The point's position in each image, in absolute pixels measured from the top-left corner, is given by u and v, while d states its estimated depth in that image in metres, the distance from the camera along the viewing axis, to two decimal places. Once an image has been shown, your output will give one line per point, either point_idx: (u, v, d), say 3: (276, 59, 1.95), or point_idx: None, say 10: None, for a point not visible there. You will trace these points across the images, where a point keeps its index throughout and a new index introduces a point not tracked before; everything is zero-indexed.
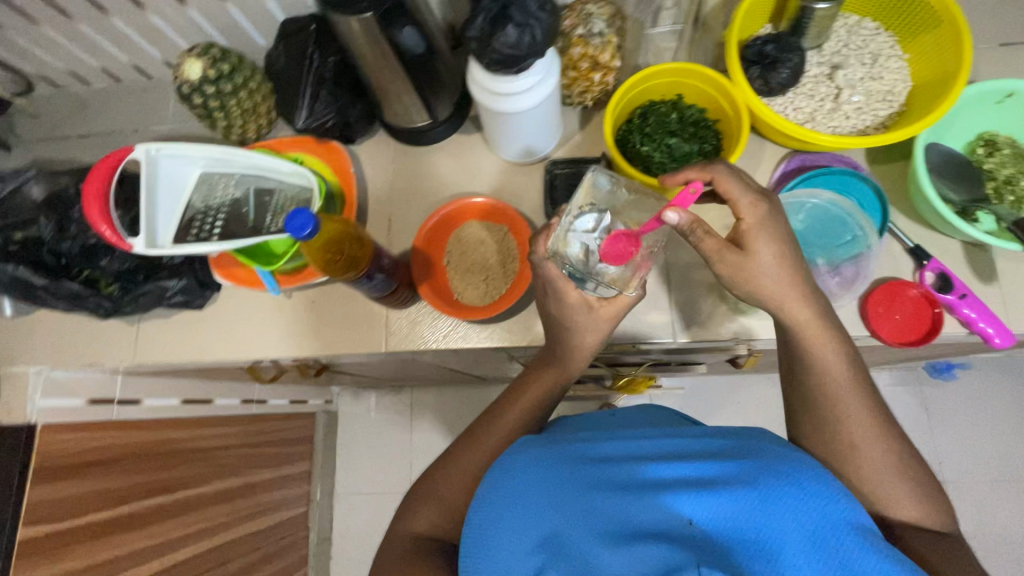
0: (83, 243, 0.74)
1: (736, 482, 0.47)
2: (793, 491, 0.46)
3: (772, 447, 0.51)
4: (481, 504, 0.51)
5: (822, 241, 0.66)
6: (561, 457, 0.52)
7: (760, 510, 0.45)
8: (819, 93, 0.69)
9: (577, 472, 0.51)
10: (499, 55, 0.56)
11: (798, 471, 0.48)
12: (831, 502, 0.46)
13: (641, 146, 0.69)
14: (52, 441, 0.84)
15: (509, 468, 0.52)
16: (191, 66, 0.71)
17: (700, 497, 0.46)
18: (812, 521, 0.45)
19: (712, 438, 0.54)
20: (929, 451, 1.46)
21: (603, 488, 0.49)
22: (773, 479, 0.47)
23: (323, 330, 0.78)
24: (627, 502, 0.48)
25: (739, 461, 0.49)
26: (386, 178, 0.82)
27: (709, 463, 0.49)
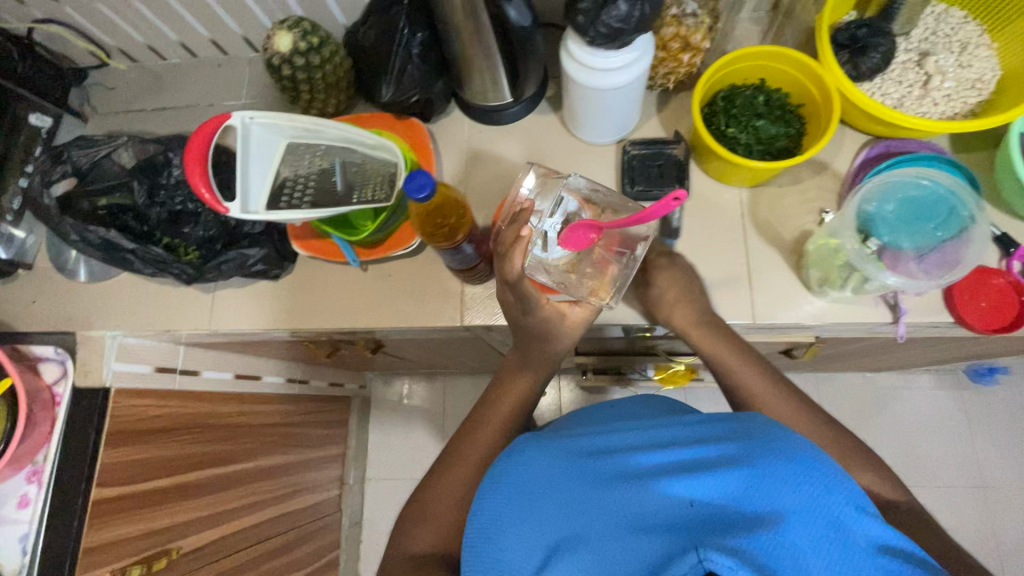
0: (170, 209, 0.76)
1: (730, 462, 0.47)
2: (784, 464, 0.46)
3: (763, 426, 0.51)
4: (483, 505, 0.52)
5: (916, 224, 0.63)
6: (561, 455, 0.54)
7: (753, 483, 0.45)
8: (908, 79, 0.69)
9: (578, 466, 0.52)
10: (606, 29, 0.57)
11: (786, 445, 0.48)
12: (827, 475, 0.46)
13: (727, 127, 0.70)
14: (125, 406, 0.85)
15: (510, 466, 0.54)
16: (281, 38, 0.72)
17: (695, 480, 0.47)
18: (808, 495, 0.44)
19: (710, 423, 0.55)
20: (970, 456, 1.44)
21: (603, 481, 0.50)
22: (768, 457, 0.46)
23: (396, 303, 0.80)
24: (625, 491, 0.48)
25: (735, 443, 0.50)
26: (461, 156, 0.83)
27: (705, 449, 0.50)
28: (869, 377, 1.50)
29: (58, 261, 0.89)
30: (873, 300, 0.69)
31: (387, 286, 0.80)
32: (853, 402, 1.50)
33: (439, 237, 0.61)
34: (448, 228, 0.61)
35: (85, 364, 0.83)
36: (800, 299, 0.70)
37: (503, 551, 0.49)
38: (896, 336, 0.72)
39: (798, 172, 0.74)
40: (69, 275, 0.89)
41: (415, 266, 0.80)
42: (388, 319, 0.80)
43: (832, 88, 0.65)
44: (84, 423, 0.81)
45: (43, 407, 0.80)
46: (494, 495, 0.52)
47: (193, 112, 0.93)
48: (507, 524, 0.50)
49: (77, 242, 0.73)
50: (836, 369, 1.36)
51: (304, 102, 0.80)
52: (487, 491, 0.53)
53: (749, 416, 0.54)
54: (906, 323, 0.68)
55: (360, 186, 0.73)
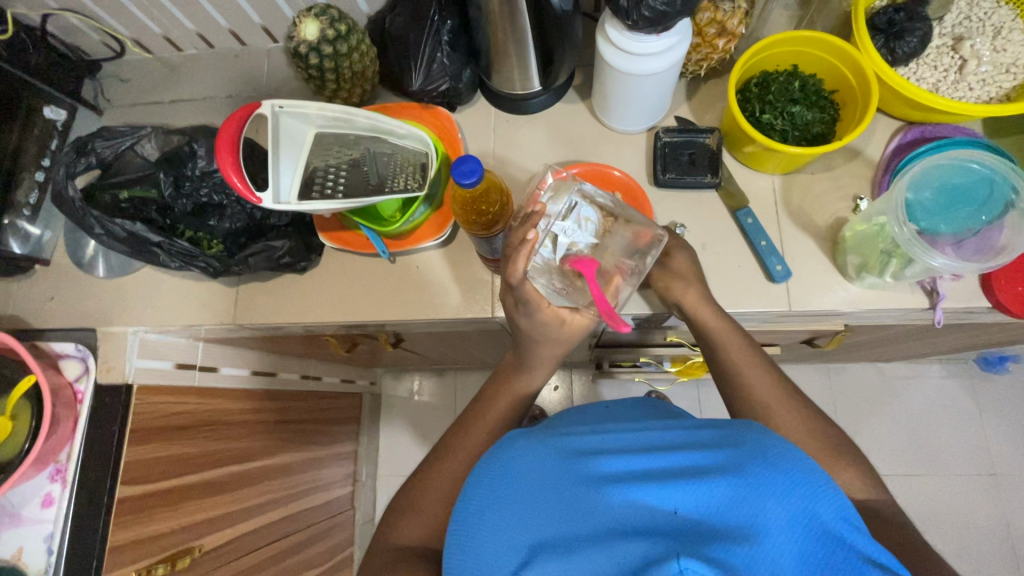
0: (196, 201, 0.74)
1: (718, 471, 0.47)
2: (771, 478, 0.46)
3: (753, 437, 0.51)
4: (473, 503, 0.51)
5: (953, 208, 0.64)
6: (548, 453, 0.53)
7: (739, 494, 0.45)
8: (943, 64, 0.69)
9: (565, 465, 0.51)
10: (650, 12, 0.56)
11: (774, 458, 0.48)
12: (812, 491, 0.46)
13: (762, 113, 0.69)
14: (147, 403, 0.84)
15: (498, 465, 0.54)
16: (308, 26, 0.70)
17: (680, 487, 0.46)
18: (791, 510, 0.45)
19: (699, 430, 0.55)
20: (981, 444, 1.45)
21: (589, 481, 0.49)
22: (756, 469, 0.47)
23: (424, 296, 0.79)
24: (610, 493, 0.47)
25: (723, 451, 0.50)
26: (487, 146, 0.82)
27: (694, 456, 0.50)
28: (881, 367, 1.51)
29: (76, 256, 0.87)
30: (910, 286, 0.68)
31: (414, 278, 0.79)
32: (864, 392, 1.50)
33: (479, 226, 0.60)
34: (488, 216, 0.60)
35: (107, 361, 0.82)
36: (834, 286, 0.70)
37: (485, 551, 0.48)
38: (931, 322, 0.72)
39: (831, 159, 0.74)
40: (87, 270, 0.87)
41: (443, 257, 0.79)
42: (416, 312, 0.78)
43: (869, 72, 0.65)
44: (107, 421, 0.80)
45: (66, 405, 0.79)
46: (482, 494, 0.52)
47: (211, 104, 0.92)
48: (492, 525, 0.49)
49: (102, 235, 0.72)
50: (850, 358, 1.37)
51: (329, 92, 0.78)
52: (474, 490, 0.52)
53: (741, 424, 0.54)
54: (943, 309, 0.68)
55: (392, 177, 0.71)
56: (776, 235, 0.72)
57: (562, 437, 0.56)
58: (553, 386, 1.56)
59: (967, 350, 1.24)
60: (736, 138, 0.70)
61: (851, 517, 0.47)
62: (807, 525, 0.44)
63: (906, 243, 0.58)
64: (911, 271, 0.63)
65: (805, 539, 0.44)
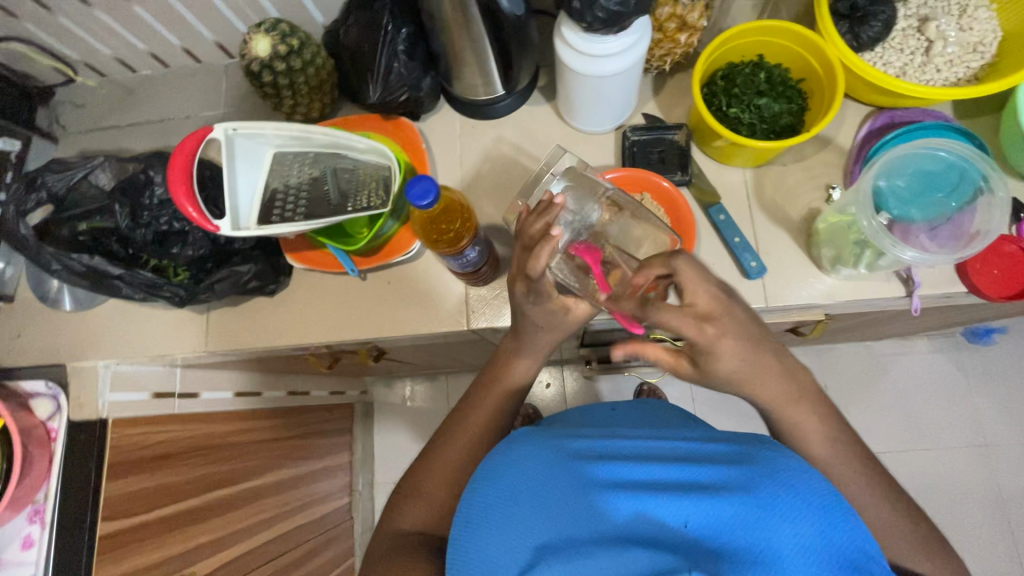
0: (155, 230, 0.72)
1: (731, 488, 0.47)
2: (786, 500, 0.46)
3: (772, 454, 0.51)
4: (481, 506, 0.51)
5: (925, 196, 0.63)
6: (558, 455, 0.53)
7: (753, 514, 0.44)
8: (909, 46, 0.68)
9: (573, 469, 0.51)
10: (605, 13, 0.55)
11: (793, 479, 0.48)
12: (828, 516, 0.46)
13: (729, 108, 0.68)
14: (124, 437, 0.81)
15: (507, 466, 0.53)
16: (259, 42, 0.67)
17: (691, 502, 0.46)
18: (804, 534, 0.44)
19: (714, 443, 0.54)
20: (972, 416, 1.45)
21: (597, 487, 0.49)
22: (770, 488, 0.46)
23: (399, 310, 0.77)
24: (619, 501, 0.47)
25: (736, 467, 0.49)
26: (455, 154, 0.80)
27: (707, 470, 0.49)
28: (869, 345, 1.51)
29: (40, 291, 0.86)
30: (886, 275, 0.68)
31: (388, 293, 0.78)
32: (854, 371, 1.50)
33: (442, 243, 0.60)
34: (449, 234, 0.60)
35: (79, 397, 0.79)
36: (811, 278, 0.69)
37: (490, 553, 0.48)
38: (910, 308, 0.72)
39: (803, 148, 0.73)
40: (53, 305, 0.86)
41: (417, 270, 0.78)
42: (392, 327, 0.77)
43: (835, 60, 0.64)
44: (83, 458, 0.77)
45: (39, 444, 0.77)
46: (488, 496, 0.52)
47: (171, 125, 0.89)
48: (497, 527, 0.49)
49: (59, 271, 0.71)
50: (838, 340, 1.36)
51: (287, 108, 0.76)
52: (481, 491, 0.52)
53: (760, 442, 0.54)
54: (920, 296, 0.67)
55: (354, 194, 0.69)
56: (750, 230, 0.71)
57: (573, 439, 0.56)
58: (544, 383, 1.55)
59: (952, 325, 1.24)
60: (704, 134, 0.69)
61: (868, 548, 0.47)
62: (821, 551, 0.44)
63: (873, 235, 0.57)
64: (884, 262, 0.62)
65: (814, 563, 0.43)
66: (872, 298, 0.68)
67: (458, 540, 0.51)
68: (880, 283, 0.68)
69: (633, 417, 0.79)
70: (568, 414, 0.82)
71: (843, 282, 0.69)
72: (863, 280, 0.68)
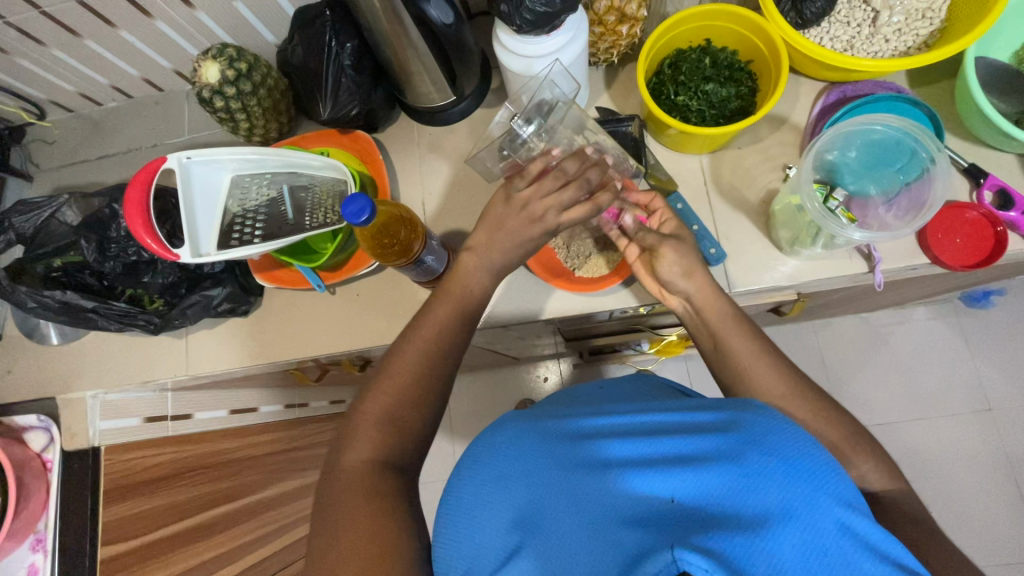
0: (125, 261, 0.74)
1: (715, 458, 0.44)
2: (776, 465, 0.42)
3: (762, 420, 0.47)
4: (459, 496, 0.49)
5: (877, 168, 0.62)
6: (542, 438, 0.50)
7: (737, 481, 0.41)
8: (856, 18, 0.68)
9: (555, 451, 0.48)
10: (533, 15, 0.55)
11: (783, 445, 0.44)
12: (820, 478, 0.42)
13: (676, 96, 0.68)
14: (118, 461, 0.82)
15: (485, 453, 0.51)
16: (208, 68, 0.68)
17: (675, 475, 0.43)
18: (797, 497, 0.41)
19: (701, 412, 0.51)
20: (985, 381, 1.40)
21: (579, 468, 0.46)
22: (759, 457, 0.43)
23: (373, 320, 0.79)
24: (603, 479, 0.45)
25: (723, 436, 0.46)
26: (414, 161, 0.81)
27: (692, 441, 0.46)
28: (867, 317, 1.44)
29: (26, 327, 0.88)
30: (847, 252, 0.67)
31: (358, 305, 0.79)
32: (852, 344, 1.43)
33: (391, 255, 0.61)
34: (397, 247, 0.61)
35: (71, 428, 0.80)
36: (773, 260, 0.69)
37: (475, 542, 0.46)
38: (876, 283, 0.71)
39: (757, 130, 0.72)
40: (41, 340, 0.88)
41: (384, 280, 0.79)
42: (367, 338, 0.79)
43: (778, 40, 0.63)
44: (79, 486, 0.78)
45: (35, 476, 0.77)
46: (468, 485, 0.49)
47: (140, 155, 0.90)
48: (477, 517, 0.47)
49: (36, 308, 0.72)
50: (832, 314, 1.34)
51: (245, 131, 0.77)
52: (459, 484, 0.50)
53: (745, 405, 0.51)
54: (882, 270, 0.67)
55: (311, 208, 0.70)
56: (708, 216, 0.71)
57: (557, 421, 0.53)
58: (543, 377, 1.52)
59: (948, 291, 1.21)
60: (654, 123, 0.69)
61: (862, 505, 0.43)
62: (819, 515, 0.40)
63: (820, 217, 0.56)
64: (841, 240, 0.61)
65: (813, 529, 0.39)
66: (838, 275, 0.68)
67: (439, 537, 0.49)
68: (843, 259, 0.67)
69: (625, 385, 0.74)
70: (554, 395, 0.75)
71: (808, 262, 0.68)
72: (825, 257, 0.67)
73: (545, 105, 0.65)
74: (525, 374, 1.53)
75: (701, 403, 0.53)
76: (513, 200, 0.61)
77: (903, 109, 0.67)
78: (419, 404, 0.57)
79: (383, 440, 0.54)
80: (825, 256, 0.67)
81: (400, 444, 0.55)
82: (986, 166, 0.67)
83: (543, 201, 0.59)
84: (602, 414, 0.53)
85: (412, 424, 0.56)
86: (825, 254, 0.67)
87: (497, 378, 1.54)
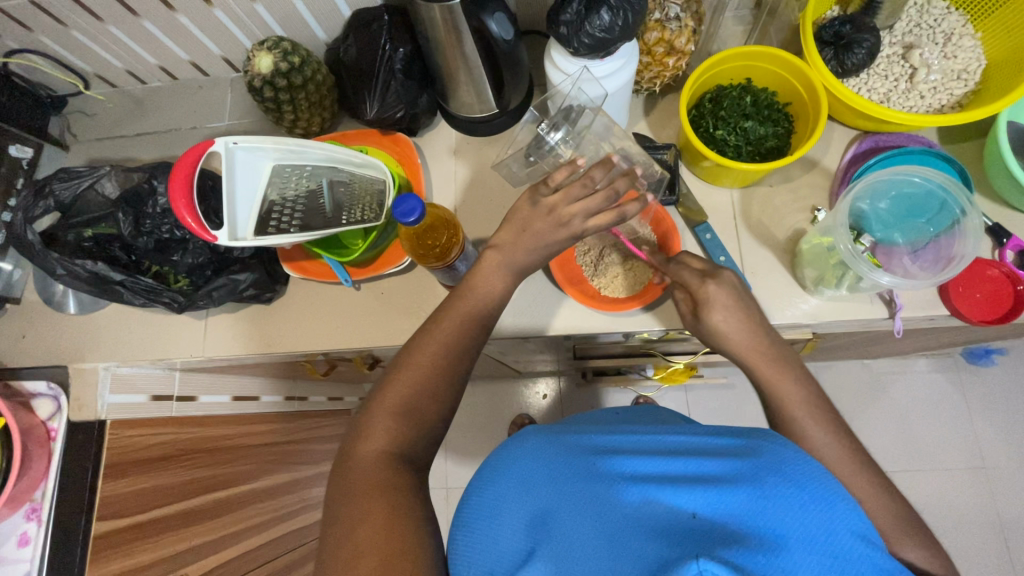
0: (157, 238, 0.76)
1: (735, 479, 0.44)
2: (790, 489, 0.43)
3: (776, 447, 0.48)
4: (478, 499, 0.50)
5: (906, 220, 0.64)
6: (561, 449, 0.51)
7: (757, 503, 0.42)
8: (894, 73, 0.71)
9: (574, 463, 0.49)
10: (591, 39, 0.57)
11: (798, 472, 0.45)
12: (835, 509, 0.44)
13: (715, 130, 0.70)
14: (123, 436, 0.81)
15: (504, 458, 0.52)
16: (262, 59, 0.69)
17: (695, 491, 0.44)
18: (812, 521, 0.42)
19: (716, 435, 0.52)
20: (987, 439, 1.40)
21: (600, 480, 0.47)
22: (777, 480, 0.44)
23: (394, 319, 0.79)
24: (624, 491, 0.46)
25: (740, 459, 0.47)
26: (450, 168, 0.82)
27: (710, 462, 0.47)
28: (868, 364, 1.45)
29: (45, 294, 0.88)
30: (869, 297, 0.68)
31: (380, 304, 0.80)
32: (855, 389, 1.44)
33: (430, 258, 0.63)
34: (436, 249, 0.63)
35: (80, 398, 0.80)
36: (795, 298, 0.70)
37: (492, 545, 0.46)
38: (892, 330, 0.73)
39: (789, 170, 0.74)
40: (58, 307, 0.88)
41: (409, 283, 0.80)
42: (386, 336, 0.79)
43: (819, 87, 0.66)
44: (81, 457, 0.76)
45: (38, 443, 0.76)
46: (487, 491, 0.50)
47: (177, 135, 0.91)
48: (496, 519, 0.47)
49: (65, 276, 0.72)
50: (839, 358, 1.34)
51: (288, 123, 0.78)
52: (478, 488, 0.51)
53: (758, 433, 0.51)
54: (902, 318, 0.68)
55: (349, 207, 0.73)
56: (735, 250, 0.72)
57: (573, 433, 0.54)
58: (542, 394, 1.52)
59: (955, 345, 1.22)
60: (691, 153, 0.71)
61: (869, 533, 0.44)
62: (829, 539, 0.42)
63: (851, 260, 0.58)
64: (866, 284, 0.63)
65: (825, 550, 0.41)
66: (858, 318, 0.69)
67: (454, 539, 0.49)
68: (864, 304, 0.68)
69: (629, 412, 0.74)
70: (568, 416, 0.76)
71: (830, 304, 0.69)
72: (847, 301, 0.69)
73: (574, 112, 0.67)
74: (525, 389, 1.53)
75: (715, 428, 0.54)
76: (539, 199, 0.61)
77: (934, 163, 0.69)
78: (439, 399, 0.57)
79: (400, 447, 0.54)
80: (846, 299, 0.69)
81: (414, 444, 0.55)
82: (1009, 227, 0.69)
83: (575, 206, 0.60)
84: (620, 432, 0.54)
85: (430, 422, 0.56)
86: (846, 297, 0.68)
87: (497, 390, 1.54)
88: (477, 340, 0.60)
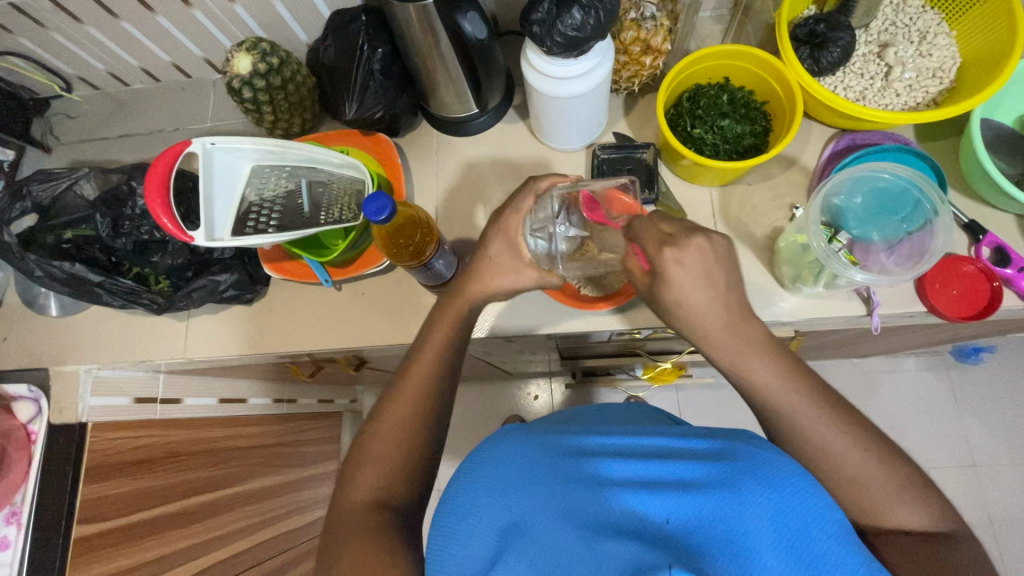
0: (136, 239, 0.75)
1: (711, 484, 0.45)
2: (767, 491, 0.44)
3: (754, 449, 0.48)
4: (456, 502, 0.49)
5: (882, 217, 0.64)
6: (543, 450, 0.50)
7: (733, 508, 0.43)
8: (870, 71, 0.71)
9: (556, 466, 0.49)
10: (563, 38, 0.58)
11: (776, 476, 0.45)
12: (810, 510, 0.44)
13: (692, 129, 0.70)
14: (105, 438, 0.80)
15: (482, 462, 0.51)
16: (240, 60, 0.69)
17: (674, 498, 0.44)
18: (785, 524, 0.43)
19: (695, 437, 0.52)
20: (979, 436, 1.39)
21: (582, 485, 0.47)
22: (754, 483, 0.44)
23: (375, 319, 0.79)
24: (605, 497, 0.46)
25: (718, 463, 0.47)
26: (431, 168, 0.82)
27: (688, 466, 0.47)
28: (857, 362, 1.45)
29: (28, 297, 0.88)
30: (847, 294, 0.69)
31: (362, 304, 0.80)
32: (844, 387, 1.44)
33: (405, 256, 0.63)
34: (410, 248, 0.63)
35: (61, 401, 0.79)
36: (774, 296, 0.70)
37: (470, 550, 0.46)
38: (872, 327, 0.73)
39: (768, 168, 0.74)
40: (40, 310, 0.88)
41: (390, 283, 0.80)
42: (367, 337, 0.79)
43: (795, 84, 0.66)
44: (61, 460, 0.76)
45: (19, 446, 0.76)
46: (466, 493, 0.49)
47: (159, 138, 0.91)
48: (472, 524, 0.47)
49: (43, 277, 0.72)
50: (828, 357, 1.35)
51: (268, 123, 0.78)
52: (456, 488, 0.51)
53: (738, 435, 0.51)
54: (880, 315, 0.68)
55: (327, 206, 0.71)
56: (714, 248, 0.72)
57: (553, 434, 0.53)
58: (533, 395, 1.52)
59: (942, 343, 1.22)
60: (669, 152, 0.71)
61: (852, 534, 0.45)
62: (805, 543, 0.42)
63: (825, 258, 0.58)
64: (843, 281, 0.63)
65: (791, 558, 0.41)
66: (837, 315, 0.69)
67: (433, 543, 0.49)
68: (841, 301, 0.69)
69: (621, 413, 0.72)
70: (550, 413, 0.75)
71: (809, 302, 0.69)
72: (826, 298, 0.69)
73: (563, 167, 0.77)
74: (517, 390, 1.53)
75: (696, 429, 0.54)
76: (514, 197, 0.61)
77: (912, 159, 0.69)
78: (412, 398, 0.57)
79: None
80: (825, 296, 0.69)
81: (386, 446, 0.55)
82: (984, 223, 0.69)
83: None
84: (601, 432, 0.54)
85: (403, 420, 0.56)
86: (825, 295, 0.68)
87: (488, 391, 1.53)
88: (449, 338, 0.61)
